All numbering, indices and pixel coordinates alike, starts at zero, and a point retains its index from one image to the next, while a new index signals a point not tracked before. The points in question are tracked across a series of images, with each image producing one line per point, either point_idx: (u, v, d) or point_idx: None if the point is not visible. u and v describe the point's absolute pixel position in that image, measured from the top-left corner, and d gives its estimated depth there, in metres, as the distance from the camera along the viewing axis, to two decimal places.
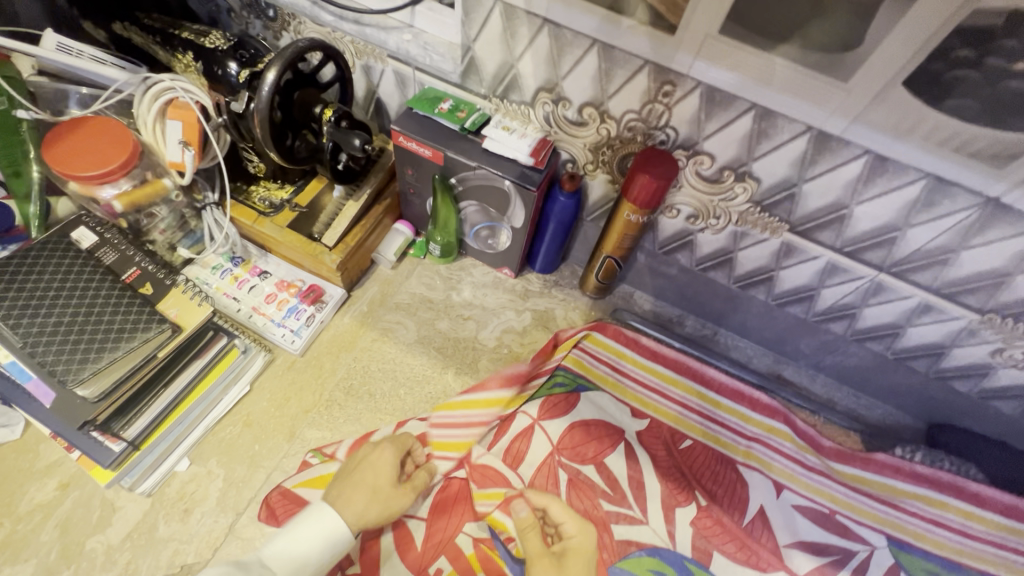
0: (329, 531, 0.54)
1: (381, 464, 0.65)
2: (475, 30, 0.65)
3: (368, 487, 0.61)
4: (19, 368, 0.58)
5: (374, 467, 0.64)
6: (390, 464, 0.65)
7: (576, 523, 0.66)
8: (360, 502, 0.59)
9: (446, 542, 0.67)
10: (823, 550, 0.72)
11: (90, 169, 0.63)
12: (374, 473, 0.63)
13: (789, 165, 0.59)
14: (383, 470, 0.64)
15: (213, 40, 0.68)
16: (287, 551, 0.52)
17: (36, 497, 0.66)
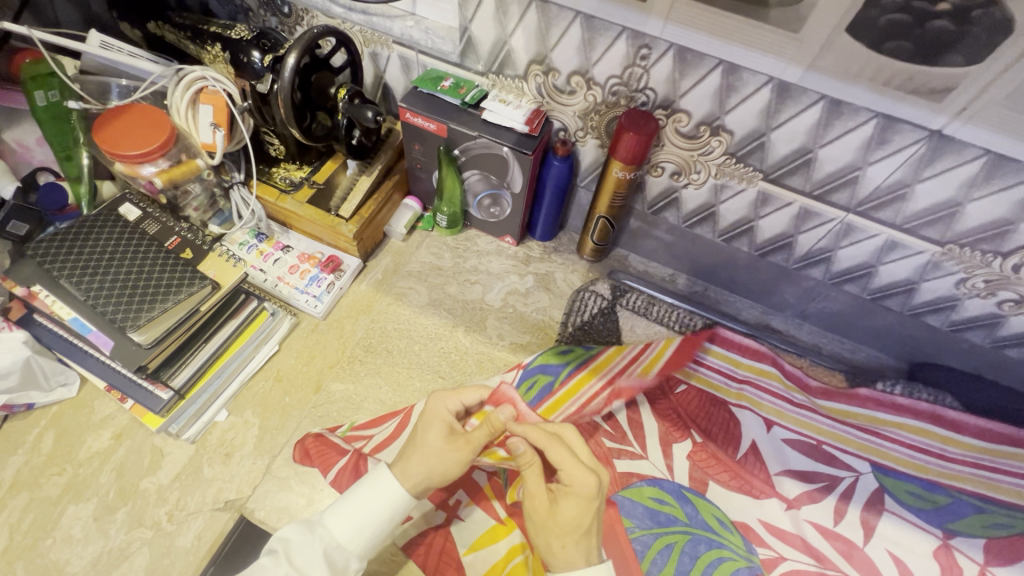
0: (379, 491, 0.57)
1: (431, 426, 0.64)
2: (471, 11, 0.72)
3: (423, 451, 0.61)
4: (80, 322, 0.66)
5: (428, 434, 0.63)
6: (440, 422, 0.64)
7: (574, 471, 0.62)
8: (418, 467, 0.59)
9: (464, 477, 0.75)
10: (811, 478, 0.79)
11: (134, 149, 0.71)
12: (428, 437, 0.62)
13: (757, 116, 0.66)
14: (435, 432, 0.63)
15: (238, 33, 0.76)
16: (351, 511, 0.56)
17: (93, 446, 0.73)
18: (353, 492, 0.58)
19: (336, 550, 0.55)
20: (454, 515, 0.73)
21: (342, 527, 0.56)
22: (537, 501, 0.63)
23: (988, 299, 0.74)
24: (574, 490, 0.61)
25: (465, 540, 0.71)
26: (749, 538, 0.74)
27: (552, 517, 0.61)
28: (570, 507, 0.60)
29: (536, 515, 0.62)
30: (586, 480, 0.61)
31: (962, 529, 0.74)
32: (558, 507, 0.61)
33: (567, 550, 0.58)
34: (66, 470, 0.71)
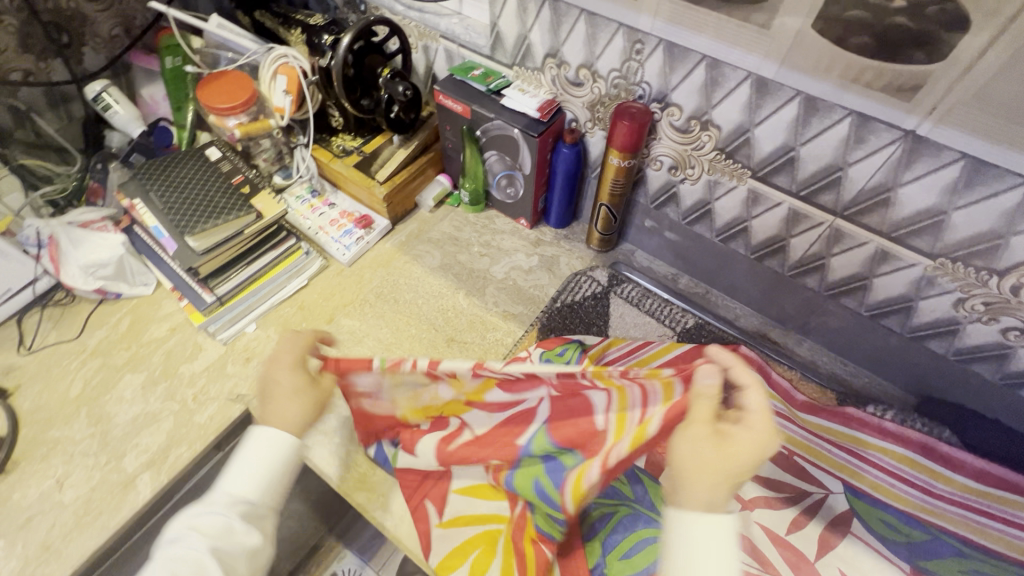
0: (269, 442, 0.60)
1: (283, 373, 0.64)
2: (499, 9, 0.83)
3: (287, 395, 0.63)
4: (158, 228, 0.85)
5: (281, 377, 0.64)
6: (288, 365, 0.65)
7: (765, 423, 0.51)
8: (288, 408, 0.62)
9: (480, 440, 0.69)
10: (774, 485, 0.75)
11: (222, 104, 0.90)
12: (284, 383, 0.64)
13: (740, 111, 0.70)
14: (288, 376, 0.64)
15: (316, 21, 0.94)
16: (247, 472, 0.59)
17: (154, 332, 0.91)
18: (245, 456, 0.60)
19: (250, 510, 0.58)
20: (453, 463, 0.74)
21: (246, 487, 0.58)
22: (695, 430, 0.52)
23: (990, 326, 0.69)
24: (743, 444, 0.50)
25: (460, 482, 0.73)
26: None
27: (708, 453, 0.51)
28: (740, 452, 0.50)
29: (691, 444, 0.52)
30: (771, 439, 0.50)
31: (935, 569, 0.67)
32: (728, 449, 0.51)
33: (710, 492, 0.50)
34: (132, 346, 0.90)
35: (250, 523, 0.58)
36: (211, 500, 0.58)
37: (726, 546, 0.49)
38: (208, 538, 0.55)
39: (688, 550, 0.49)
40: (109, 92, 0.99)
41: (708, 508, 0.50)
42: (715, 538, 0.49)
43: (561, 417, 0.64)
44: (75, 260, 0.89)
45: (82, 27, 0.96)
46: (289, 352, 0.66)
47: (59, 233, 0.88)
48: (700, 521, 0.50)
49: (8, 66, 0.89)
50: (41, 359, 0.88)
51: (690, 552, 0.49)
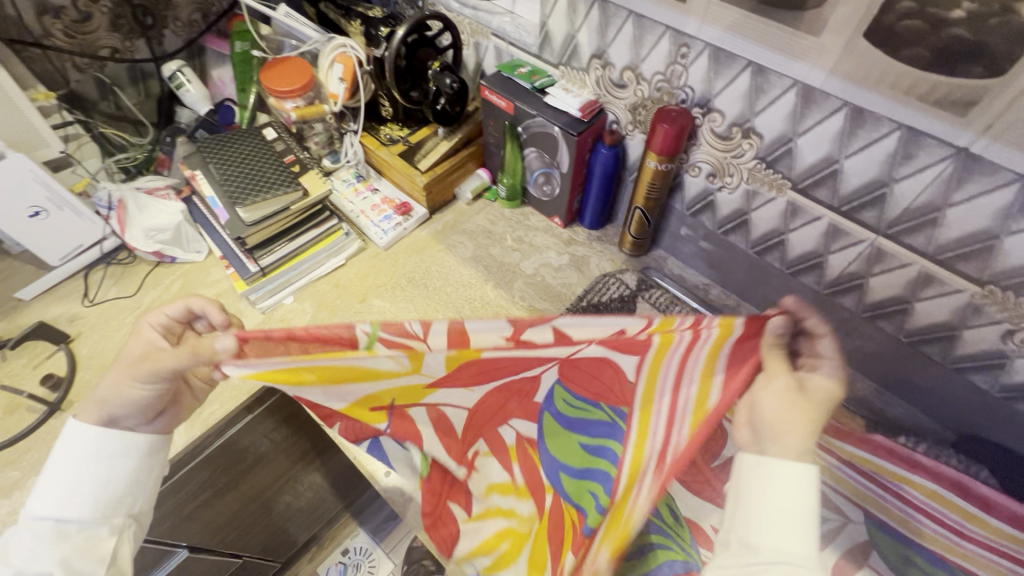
0: (80, 452, 0.63)
1: (131, 346, 0.66)
2: (549, 8, 0.85)
3: (126, 366, 0.64)
4: (213, 199, 0.91)
5: (126, 352, 0.66)
6: (140, 339, 0.66)
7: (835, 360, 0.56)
8: (123, 391, 0.64)
9: (485, 429, 0.78)
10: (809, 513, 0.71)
11: (283, 87, 0.96)
12: (124, 355, 0.66)
13: (784, 120, 0.68)
14: (138, 348, 0.65)
15: (375, 13, 0.99)
16: (47, 493, 0.61)
17: (202, 296, 0.98)
18: (51, 466, 0.63)
19: (76, 528, 0.61)
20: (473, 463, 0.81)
21: (42, 501, 0.62)
22: (776, 383, 0.54)
23: None
24: (820, 392, 0.54)
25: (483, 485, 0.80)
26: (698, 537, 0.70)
27: (796, 408, 0.53)
28: (820, 400, 0.53)
29: (774, 394, 0.53)
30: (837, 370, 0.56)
31: None
32: (812, 398, 0.53)
33: (801, 442, 0.52)
34: None
35: (66, 538, 0.61)
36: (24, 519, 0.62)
37: (807, 493, 0.50)
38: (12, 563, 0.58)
39: (769, 496, 0.51)
40: (183, 71, 1.07)
41: (796, 458, 0.51)
42: (797, 490, 0.51)
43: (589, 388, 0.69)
44: (139, 223, 0.97)
45: (166, 11, 1.04)
46: (141, 331, 0.68)
47: (128, 197, 0.98)
48: (782, 468, 0.51)
49: (99, 44, 0.99)
50: (101, 311, 0.96)
51: (770, 500, 0.51)
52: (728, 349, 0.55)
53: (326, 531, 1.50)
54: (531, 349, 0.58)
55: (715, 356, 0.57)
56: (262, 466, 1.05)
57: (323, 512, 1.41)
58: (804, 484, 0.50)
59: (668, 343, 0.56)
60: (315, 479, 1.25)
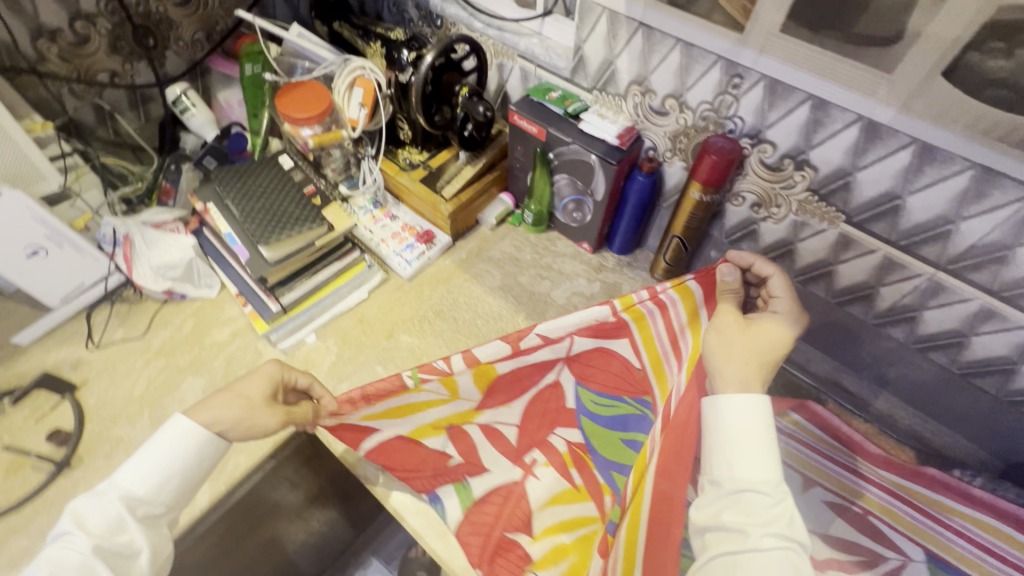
0: (181, 440, 0.66)
1: (253, 381, 0.71)
2: (586, 32, 0.82)
3: (236, 397, 0.70)
4: (231, 236, 0.85)
5: (248, 386, 0.71)
6: (262, 380, 0.72)
7: (787, 306, 0.69)
8: (225, 408, 0.69)
9: (537, 438, 0.87)
10: (852, 550, 0.71)
11: (300, 113, 0.91)
12: (245, 388, 0.71)
13: (843, 153, 0.66)
14: (254, 382, 0.71)
15: (397, 35, 0.94)
16: (150, 471, 0.64)
17: (217, 336, 0.92)
18: (149, 451, 0.65)
19: (141, 507, 0.63)
20: (530, 472, 0.86)
21: (140, 481, 0.64)
22: (730, 319, 0.68)
23: None
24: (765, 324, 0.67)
25: (538, 497, 0.83)
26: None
27: (738, 336, 0.66)
28: (763, 330, 0.67)
29: (722, 328, 0.68)
30: (794, 320, 0.68)
31: None
32: (754, 332, 0.67)
33: (744, 372, 0.63)
34: (194, 349, 0.90)
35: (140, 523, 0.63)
36: (102, 485, 0.63)
37: (762, 423, 0.60)
38: (96, 532, 0.59)
39: (735, 432, 0.60)
40: (188, 95, 1.01)
41: (745, 387, 0.62)
42: (757, 423, 0.60)
43: (608, 381, 0.82)
44: (148, 260, 0.90)
45: (168, 31, 0.98)
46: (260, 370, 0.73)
47: (135, 233, 0.91)
48: (745, 401, 0.61)
49: (97, 67, 0.92)
50: (108, 355, 0.89)
51: (737, 435, 0.59)
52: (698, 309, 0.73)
53: (337, 564, 1.44)
54: (532, 355, 0.73)
55: (690, 314, 0.73)
56: (280, 511, 0.99)
57: (335, 545, 1.36)
58: (758, 413, 0.60)
59: (641, 317, 0.73)
60: (329, 516, 1.20)
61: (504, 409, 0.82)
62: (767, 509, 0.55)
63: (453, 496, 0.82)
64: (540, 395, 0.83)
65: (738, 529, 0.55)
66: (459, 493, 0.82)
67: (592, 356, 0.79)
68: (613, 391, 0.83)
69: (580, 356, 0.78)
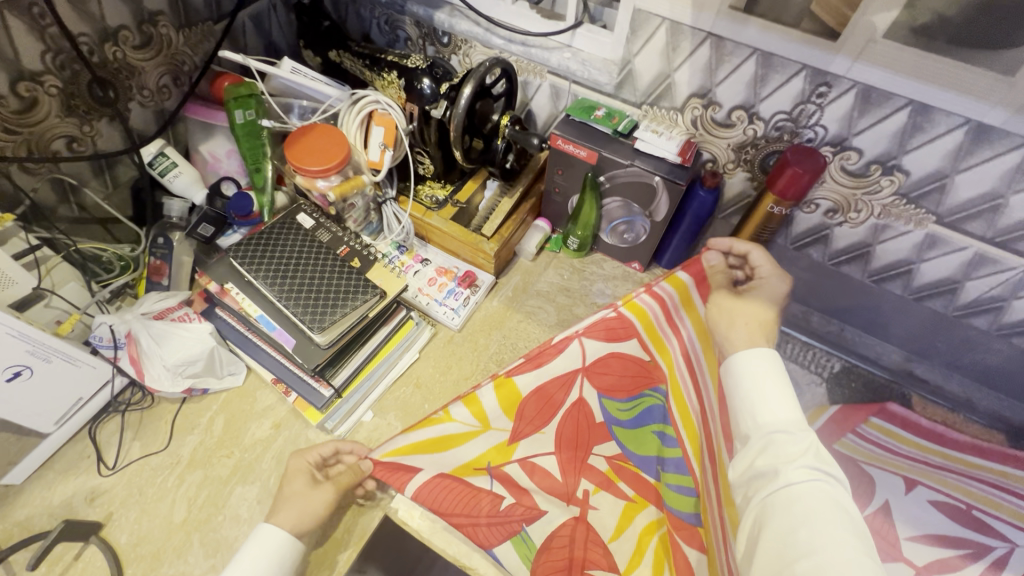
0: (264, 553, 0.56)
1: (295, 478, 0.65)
2: (638, 45, 0.75)
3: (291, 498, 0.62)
4: (266, 319, 0.74)
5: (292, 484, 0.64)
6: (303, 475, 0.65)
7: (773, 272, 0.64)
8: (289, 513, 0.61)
9: (579, 467, 0.71)
10: (952, 543, 0.66)
11: (317, 166, 0.78)
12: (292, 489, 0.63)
13: (942, 157, 0.64)
14: (299, 477, 0.65)
15: (414, 62, 0.83)
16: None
17: (256, 433, 0.79)
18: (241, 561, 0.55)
19: None
20: (587, 506, 0.70)
21: None
22: (722, 298, 0.64)
23: None
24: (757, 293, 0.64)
25: (607, 526, 0.69)
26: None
27: (738, 308, 0.62)
28: (760, 296, 0.63)
29: (718, 303, 0.64)
30: (783, 280, 0.63)
31: None
32: (737, 305, 0.62)
33: (749, 334, 0.58)
34: (233, 453, 0.78)
35: None
36: None
37: (775, 374, 0.53)
38: None
39: (749, 381, 0.53)
40: (166, 153, 0.86)
41: (750, 346, 0.56)
42: (768, 367, 0.53)
43: (624, 382, 0.71)
44: (159, 360, 0.75)
45: (129, 80, 0.80)
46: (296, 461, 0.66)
47: (139, 331, 0.74)
48: (751, 356, 0.54)
49: (51, 134, 0.74)
50: (130, 478, 0.75)
51: (753, 383, 0.53)
52: (693, 295, 0.68)
53: None
54: (542, 365, 0.64)
55: (685, 296, 0.68)
56: None
57: None
58: (768, 363, 0.53)
59: (643, 311, 0.66)
60: None
61: (539, 437, 0.69)
62: (797, 444, 0.48)
63: (516, 555, 0.66)
64: (568, 413, 0.69)
65: (770, 471, 0.47)
66: (519, 551, 0.65)
67: (604, 362, 0.68)
68: (635, 389, 0.72)
69: (596, 365, 0.68)
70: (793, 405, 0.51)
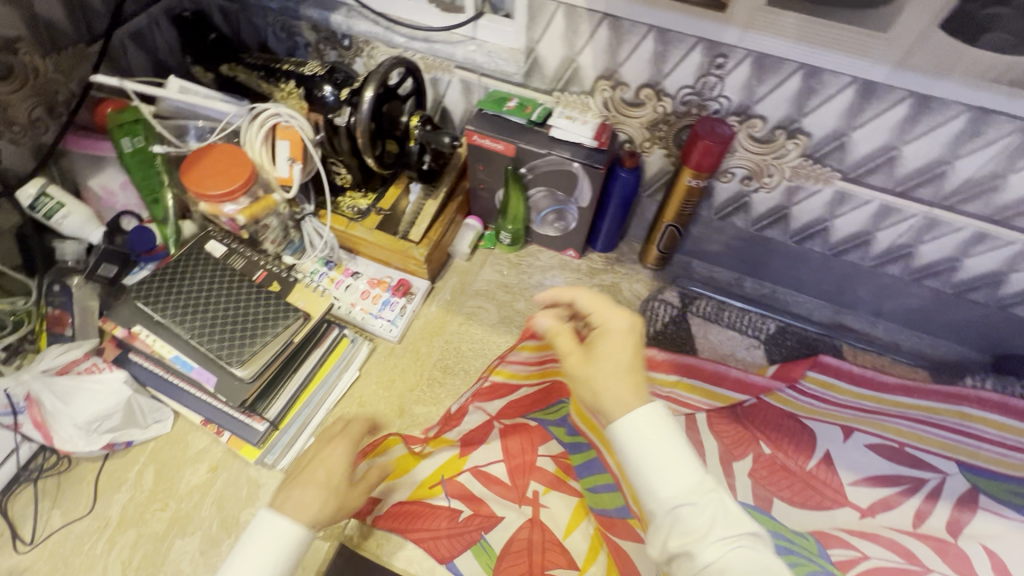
0: None
1: None
2: (540, 32, 0.74)
3: None
4: (183, 359, 0.69)
5: None
6: None
7: (610, 311, 0.55)
8: None
9: (527, 467, 0.74)
10: (892, 482, 0.77)
11: (219, 188, 0.73)
12: None
13: (838, 116, 0.66)
14: None
15: (311, 69, 0.80)
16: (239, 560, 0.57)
17: (192, 480, 0.75)
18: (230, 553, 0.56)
19: None
20: (538, 505, 0.71)
21: None
22: (573, 358, 0.53)
23: None
24: (604, 341, 0.53)
25: (562, 523, 0.70)
26: (825, 543, 0.70)
27: (595, 365, 0.51)
28: (608, 343, 0.52)
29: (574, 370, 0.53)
30: (622, 319, 0.54)
31: None
32: (599, 352, 0.52)
33: (620, 388, 0.48)
34: (168, 505, 0.73)
35: None
36: None
37: (663, 434, 0.45)
38: None
39: (642, 450, 0.45)
40: (49, 193, 0.78)
41: (626, 406, 0.47)
42: (657, 429, 0.45)
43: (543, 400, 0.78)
44: (68, 419, 0.70)
45: None
46: None
47: (40, 391, 0.68)
48: (639, 419, 0.46)
49: None
50: (52, 552, 0.69)
51: (646, 449, 0.44)
52: None
53: None
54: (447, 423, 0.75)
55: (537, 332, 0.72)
56: None
57: None
58: (653, 423, 0.45)
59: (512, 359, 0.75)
60: None
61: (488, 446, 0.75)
62: (702, 515, 0.42)
63: (476, 564, 0.68)
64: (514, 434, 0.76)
65: (683, 553, 0.41)
66: (481, 561, 0.68)
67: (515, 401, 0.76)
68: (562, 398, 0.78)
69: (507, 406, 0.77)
70: (691, 465, 0.44)
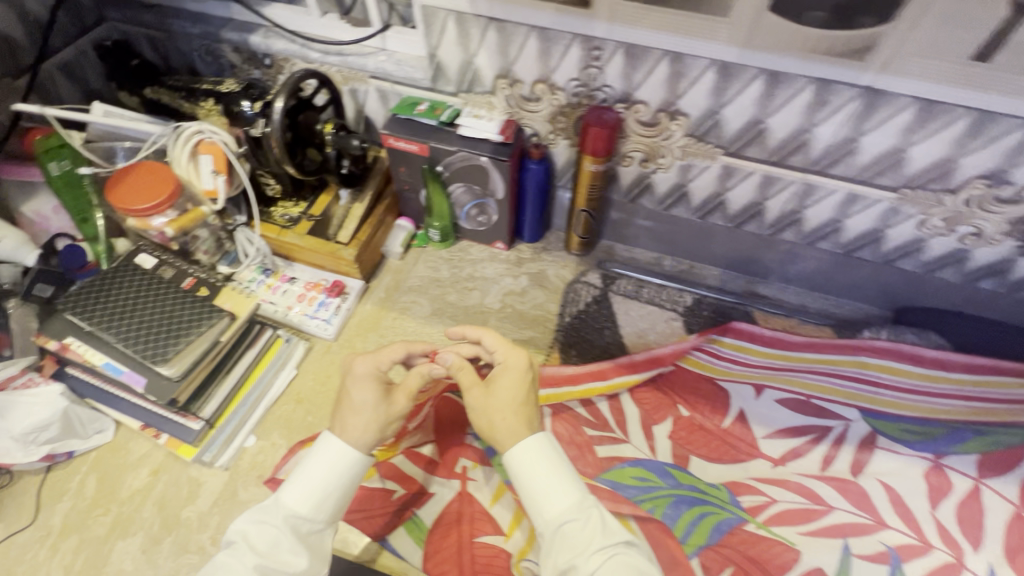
0: None
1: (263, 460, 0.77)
2: (435, 39, 0.80)
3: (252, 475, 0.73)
4: (113, 365, 0.72)
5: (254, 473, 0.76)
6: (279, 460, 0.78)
7: (508, 349, 0.62)
8: None
9: (455, 445, 0.77)
10: (799, 431, 0.80)
11: (144, 203, 0.77)
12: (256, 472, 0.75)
13: (707, 95, 0.72)
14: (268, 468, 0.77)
15: (229, 87, 0.86)
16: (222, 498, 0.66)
17: (133, 484, 0.77)
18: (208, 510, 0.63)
19: (305, 524, 0.53)
20: (466, 479, 0.75)
21: (302, 500, 0.53)
22: (474, 393, 0.59)
23: (949, 236, 0.79)
24: (502, 377, 0.59)
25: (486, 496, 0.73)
26: (735, 490, 0.75)
27: (493, 401, 0.58)
28: (507, 379, 0.59)
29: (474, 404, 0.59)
30: (520, 358, 0.60)
31: (959, 450, 0.77)
32: (497, 386, 0.58)
33: (514, 422, 0.55)
34: (110, 509, 0.75)
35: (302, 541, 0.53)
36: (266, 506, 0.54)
37: (548, 465, 0.52)
38: (262, 552, 0.50)
39: (534, 477, 0.52)
40: None
41: (518, 438, 0.54)
42: (545, 458, 0.53)
43: None
44: (4, 432, 0.71)
45: None
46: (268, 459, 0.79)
47: None
48: (527, 452, 0.53)
49: None
50: None
51: (536, 478, 0.52)
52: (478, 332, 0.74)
53: None
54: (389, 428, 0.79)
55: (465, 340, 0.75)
56: None
57: None
58: (540, 453, 0.53)
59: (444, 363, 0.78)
60: None
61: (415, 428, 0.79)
62: (584, 529, 0.49)
63: (408, 538, 0.71)
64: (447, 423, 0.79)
65: (568, 567, 0.47)
66: (412, 534, 0.71)
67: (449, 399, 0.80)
68: None
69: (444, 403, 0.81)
70: (574, 489, 0.52)
